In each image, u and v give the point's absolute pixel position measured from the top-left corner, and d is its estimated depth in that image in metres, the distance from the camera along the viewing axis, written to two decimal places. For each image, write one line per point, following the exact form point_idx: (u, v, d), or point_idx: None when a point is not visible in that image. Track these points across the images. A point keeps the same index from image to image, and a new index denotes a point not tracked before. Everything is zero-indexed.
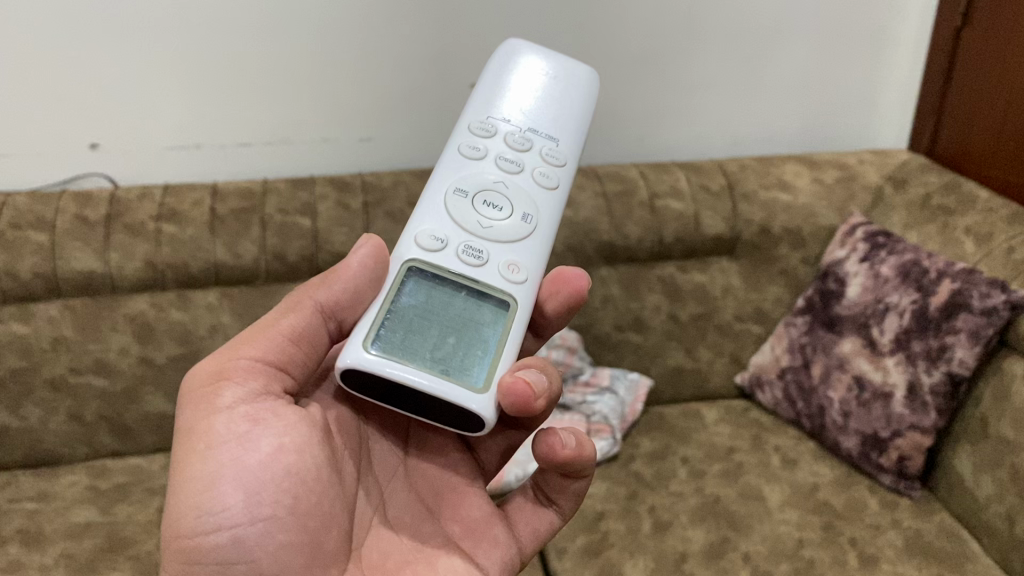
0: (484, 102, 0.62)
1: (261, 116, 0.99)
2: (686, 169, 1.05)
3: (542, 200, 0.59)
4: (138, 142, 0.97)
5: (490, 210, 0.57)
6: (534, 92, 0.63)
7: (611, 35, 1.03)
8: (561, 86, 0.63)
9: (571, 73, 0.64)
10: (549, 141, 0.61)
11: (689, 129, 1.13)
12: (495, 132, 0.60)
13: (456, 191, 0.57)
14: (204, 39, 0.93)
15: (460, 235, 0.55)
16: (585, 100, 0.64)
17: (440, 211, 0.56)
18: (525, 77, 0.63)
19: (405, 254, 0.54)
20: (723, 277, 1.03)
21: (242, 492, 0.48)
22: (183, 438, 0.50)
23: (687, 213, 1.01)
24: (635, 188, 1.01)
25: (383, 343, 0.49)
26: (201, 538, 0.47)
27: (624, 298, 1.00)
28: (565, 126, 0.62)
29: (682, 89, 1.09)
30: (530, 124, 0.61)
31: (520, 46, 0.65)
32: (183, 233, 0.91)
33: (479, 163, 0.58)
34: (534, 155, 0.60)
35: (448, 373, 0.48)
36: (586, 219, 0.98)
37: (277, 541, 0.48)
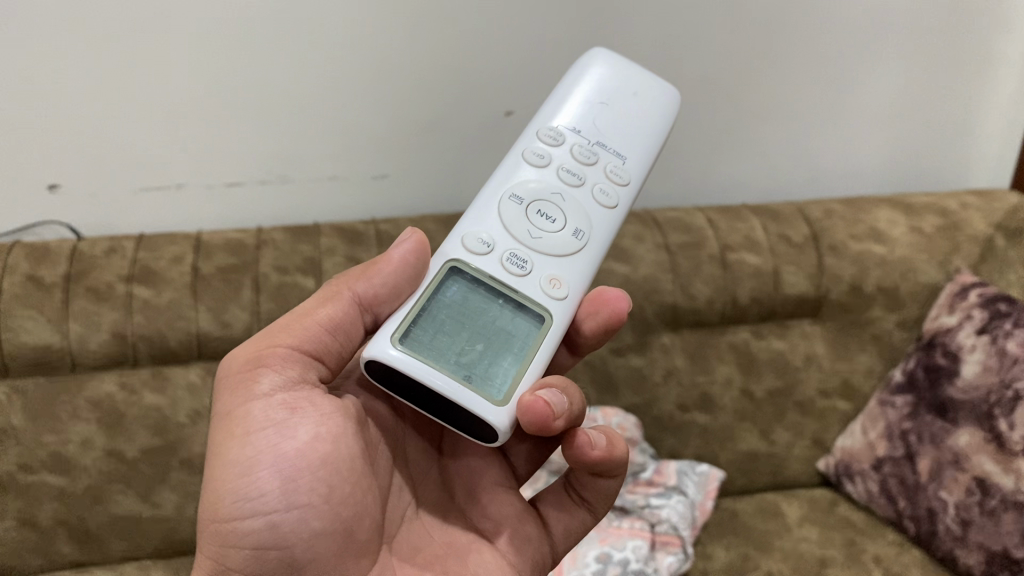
0: (554, 110, 0.54)
1: (255, 148, 0.82)
2: (762, 214, 0.88)
3: (599, 219, 0.50)
4: (104, 183, 0.80)
5: (542, 217, 0.49)
6: (610, 104, 0.54)
7: (671, 50, 0.87)
8: (635, 102, 0.55)
9: (649, 90, 0.56)
10: (618, 159, 0.53)
11: (760, 164, 0.96)
12: (562, 140, 0.52)
13: (510, 197, 0.49)
14: (186, 54, 0.76)
15: (504, 238, 0.47)
16: (661, 119, 0.55)
17: (487, 216, 0.48)
18: (600, 87, 0.55)
19: (448, 254, 0.46)
20: (805, 344, 0.86)
21: (279, 479, 0.42)
22: (217, 423, 0.44)
23: (765, 268, 0.84)
24: (702, 238, 0.84)
25: (410, 338, 0.43)
26: (236, 527, 0.41)
27: (688, 370, 0.83)
28: (635, 143, 0.54)
29: (753, 117, 0.93)
30: (600, 138, 0.53)
31: (599, 56, 0.57)
32: (159, 298, 0.75)
33: (543, 169, 0.51)
34: (599, 170, 0.52)
35: (472, 378, 0.42)
36: (646, 277, 0.82)
37: (312, 530, 0.42)
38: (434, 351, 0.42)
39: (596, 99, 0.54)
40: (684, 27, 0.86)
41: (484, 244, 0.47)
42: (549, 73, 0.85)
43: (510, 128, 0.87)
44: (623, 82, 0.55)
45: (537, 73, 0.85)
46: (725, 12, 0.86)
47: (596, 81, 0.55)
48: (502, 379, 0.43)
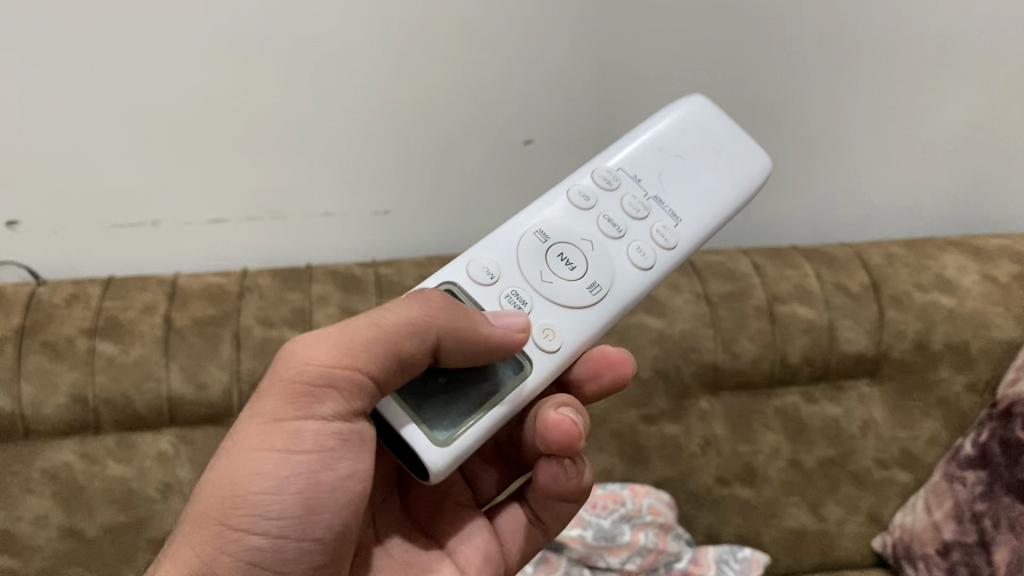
0: (623, 150, 0.49)
1: (240, 181, 0.73)
2: (816, 259, 0.78)
3: (620, 276, 0.45)
4: (70, 219, 0.71)
5: (558, 259, 0.44)
6: (683, 158, 0.49)
7: (713, 69, 0.76)
8: (710, 162, 0.49)
9: (732, 152, 0.50)
10: (672, 220, 0.47)
11: (813, 200, 0.85)
12: (617, 185, 0.48)
13: (537, 231, 0.45)
14: (161, 76, 0.67)
15: (513, 272, 0.44)
16: (735, 185, 0.49)
17: (507, 244, 0.45)
18: (679, 137, 0.50)
19: (449, 275, 0.43)
20: (862, 408, 0.76)
21: (303, 507, 0.37)
22: (246, 421, 0.38)
23: (818, 322, 0.74)
24: (748, 287, 0.74)
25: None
26: (235, 551, 0.37)
27: (730, 439, 0.73)
28: (697, 206, 0.48)
29: (803, 147, 0.82)
30: (658, 192, 0.48)
31: (693, 105, 0.51)
32: (126, 355, 0.65)
33: (583, 208, 0.47)
34: (644, 226, 0.46)
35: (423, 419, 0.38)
36: (683, 334, 0.72)
37: (311, 564, 0.38)
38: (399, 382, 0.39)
39: (671, 151, 0.49)
40: (728, 43, 0.75)
41: (489, 274, 0.43)
42: (573, 92, 0.75)
43: (532, 159, 0.78)
44: (705, 136, 0.50)
45: (561, 94, 0.75)
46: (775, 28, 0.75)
47: (676, 128, 0.50)
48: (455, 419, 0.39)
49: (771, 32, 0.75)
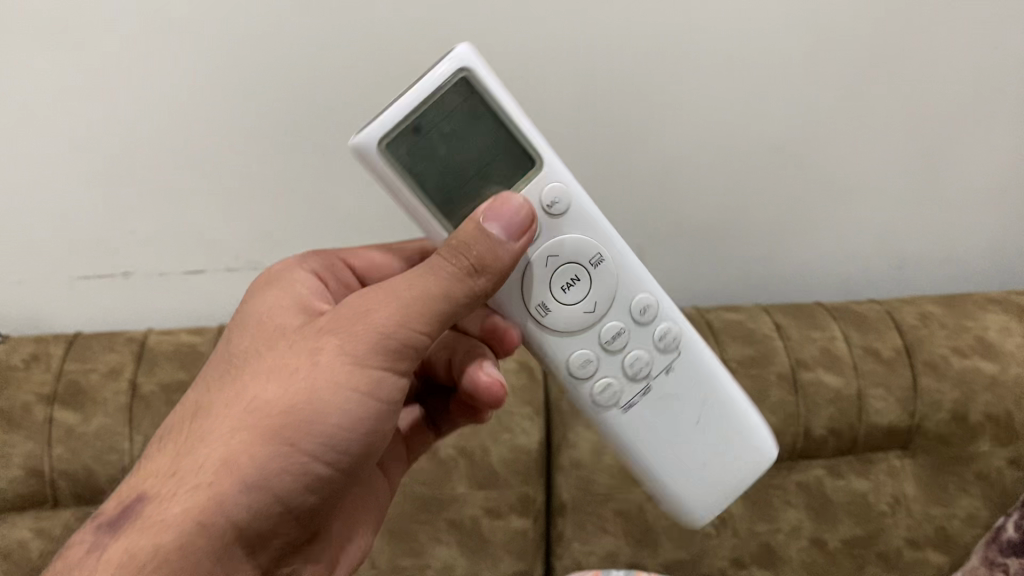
0: (703, 368, 0.42)
1: (217, 231, 0.67)
2: (844, 318, 0.71)
3: (564, 342, 0.41)
4: (37, 273, 0.67)
5: (571, 277, 0.40)
6: (696, 421, 0.42)
7: (736, 117, 0.68)
8: (701, 439, 0.42)
9: (719, 470, 0.42)
10: (622, 403, 0.41)
11: (843, 247, 0.78)
12: (661, 350, 0.42)
13: (599, 260, 0.40)
14: (122, 127, 0.62)
15: (556, 235, 0.39)
16: (681, 470, 0.42)
17: (586, 229, 0.40)
18: (722, 409, 0.42)
19: (542, 170, 0.39)
20: (892, 483, 0.69)
21: (350, 436, 0.37)
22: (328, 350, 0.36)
23: (846, 391, 0.68)
24: (770, 351, 0.68)
25: (471, 105, 0.37)
26: (292, 470, 0.36)
27: (746, 517, 0.67)
28: (644, 421, 0.41)
29: (834, 192, 0.74)
30: (655, 389, 0.42)
31: (751, 453, 0.42)
32: (86, 425, 0.60)
33: (630, 311, 0.41)
34: (614, 370, 0.41)
35: (387, 143, 0.36)
36: None
37: (334, 484, 0.38)
38: (437, 116, 0.36)
39: (699, 412, 0.42)
40: (754, 90, 0.67)
41: (551, 207, 0.39)
42: (581, 138, 0.68)
43: None
44: (723, 438, 0.42)
45: (564, 141, 0.68)
46: (806, 76, 0.67)
47: (726, 416, 0.42)
48: (403, 157, 0.36)
49: (801, 79, 0.67)
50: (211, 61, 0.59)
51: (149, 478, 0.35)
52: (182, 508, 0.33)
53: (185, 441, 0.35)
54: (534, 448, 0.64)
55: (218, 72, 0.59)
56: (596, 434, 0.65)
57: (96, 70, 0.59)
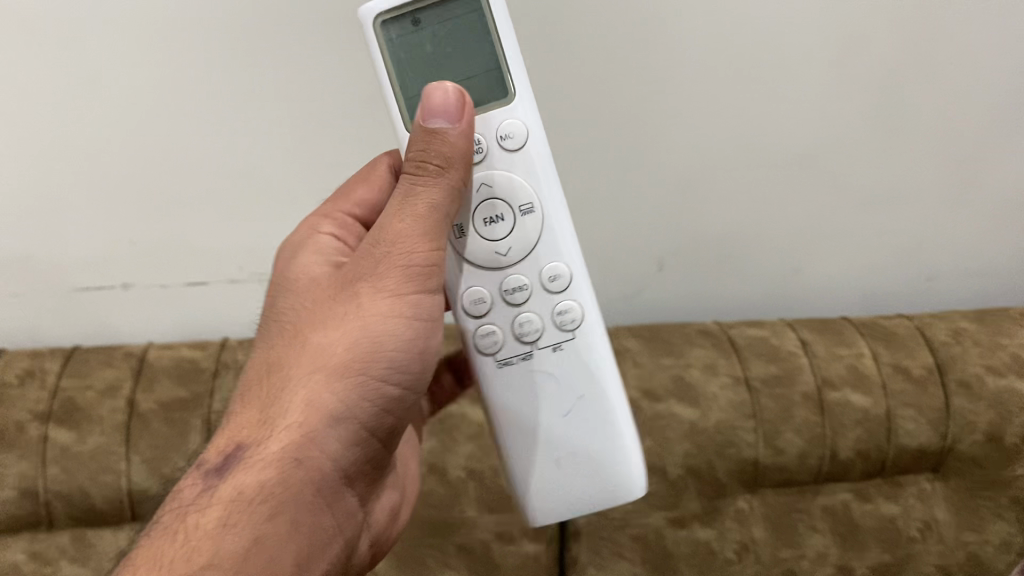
0: (592, 366, 0.41)
1: (217, 241, 0.65)
2: (873, 334, 0.68)
3: (468, 275, 0.42)
4: (36, 282, 0.65)
5: (495, 214, 0.40)
6: (563, 412, 0.40)
7: (753, 122, 0.67)
8: (557, 433, 0.40)
9: (563, 471, 0.40)
10: (499, 356, 0.41)
11: (869, 261, 0.75)
12: (558, 326, 0.41)
13: (526, 208, 0.41)
14: (121, 137, 0.60)
15: (496, 167, 0.40)
16: (527, 451, 0.40)
17: (527, 170, 0.40)
18: (592, 415, 0.40)
19: (509, 105, 0.40)
20: (922, 507, 0.65)
21: (405, 358, 0.38)
22: (380, 282, 0.36)
23: (874, 412, 0.64)
24: (796, 369, 0.65)
25: (476, 22, 0.39)
26: (370, 398, 0.37)
27: (770, 542, 0.63)
28: (514, 380, 0.41)
29: (861, 202, 0.72)
30: (536, 359, 0.41)
31: (607, 471, 0.40)
32: (81, 444, 0.58)
33: (540, 276, 0.41)
34: (506, 321, 0.41)
35: (385, 24, 0.39)
36: (720, 426, 0.62)
37: (402, 407, 0.39)
38: (438, 17, 0.39)
39: (568, 403, 0.40)
40: (771, 94, 0.65)
41: (500, 139, 0.40)
42: (590, 138, 0.67)
43: None
44: (584, 440, 0.40)
45: (577, 144, 0.67)
46: (825, 82, 0.65)
47: (596, 419, 0.40)
48: (396, 42, 0.40)
49: (820, 85, 0.65)
50: (210, 71, 0.56)
51: (239, 427, 0.35)
52: (274, 450, 0.34)
53: (265, 391, 0.35)
54: None
55: (217, 82, 0.57)
56: None
57: (93, 79, 0.57)
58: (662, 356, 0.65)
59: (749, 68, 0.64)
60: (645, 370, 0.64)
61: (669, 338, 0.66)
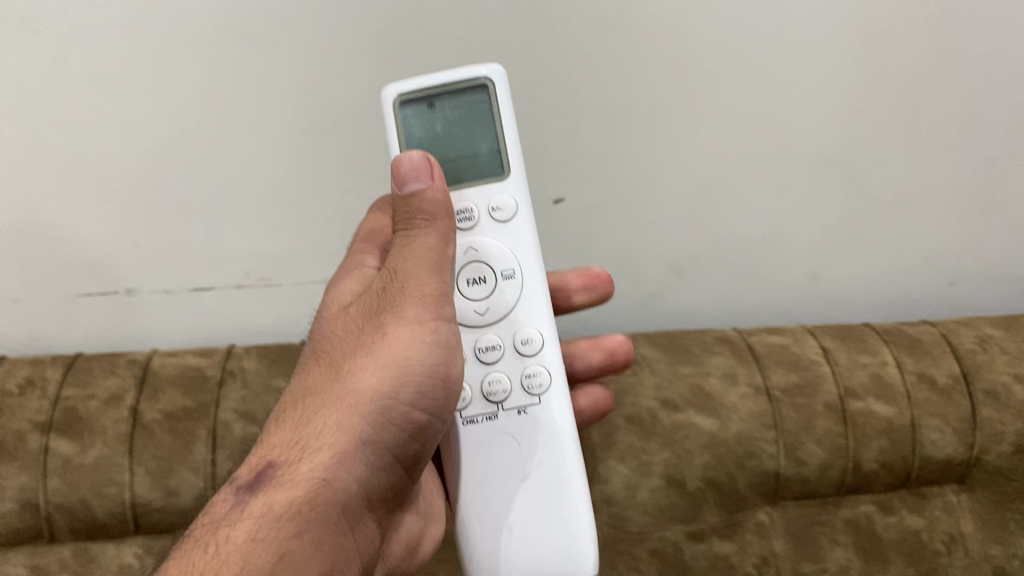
0: (553, 437, 0.42)
1: (225, 244, 0.63)
2: (896, 342, 0.66)
3: None
4: (40, 286, 0.63)
5: (476, 275, 0.43)
6: (523, 478, 0.41)
7: (765, 118, 0.66)
8: (517, 498, 0.41)
9: (517, 538, 0.40)
10: (465, 413, 0.42)
11: (892, 266, 0.73)
12: (525, 390, 0.43)
13: (506, 274, 0.44)
14: (134, 128, 0.60)
15: (483, 233, 0.44)
16: (484, 514, 0.41)
17: (511, 241, 0.44)
18: (549, 484, 0.41)
19: (504, 181, 0.44)
20: (948, 519, 0.63)
21: (433, 386, 0.37)
22: (405, 307, 0.37)
23: (899, 422, 0.63)
24: (817, 378, 0.63)
25: (484, 107, 0.44)
26: (397, 423, 0.36)
27: (791, 557, 0.62)
28: (476, 443, 0.42)
29: (881, 205, 0.70)
30: (500, 420, 0.42)
31: (562, 545, 0.40)
32: (83, 455, 0.56)
33: (512, 342, 0.44)
34: (476, 379, 0.43)
35: (403, 105, 0.44)
36: (740, 437, 0.60)
37: (432, 436, 0.39)
38: (451, 103, 0.44)
39: (528, 471, 0.41)
40: (780, 86, 0.65)
41: (493, 209, 0.44)
42: (605, 139, 0.66)
43: (564, 220, 0.69)
44: (538, 511, 0.41)
45: (592, 145, 0.66)
46: (832, 74, 0.65)
47: (553, 490, 0.41)
48: (411, 121, 0.44)
49: (828, 76, 0.65)
50: (230, 55, 0.58)
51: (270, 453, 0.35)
52: (304, 471, 0.34)
53: (296, 417, 0.35)
54: None
55: (232, 67, 0.58)
56: (631, 469, 0.60)
57: (111, 66, 0.58)
58: (679, 365, 0.63)
59: (757, 58, 0.64)
60: (662, 379, 0.62)
61: (687, 347, 0.64)
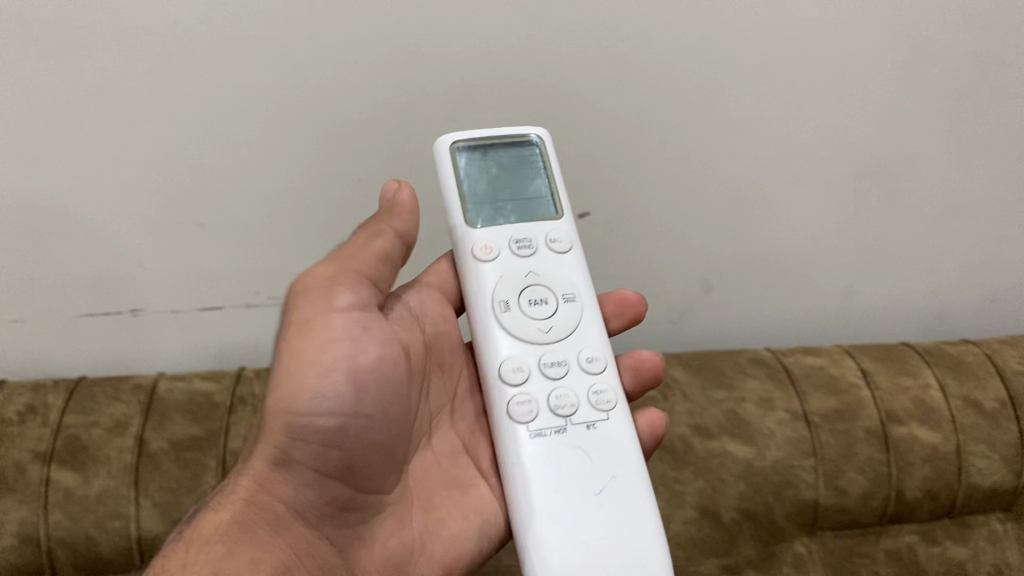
0: (625, 455, 0.38)
1: (239, 262, 0.61)
2: (938, 362, 0.63)
3: (508, 342, 0.40)
4: (42, 306, 0.60)
5: (539, 296, 0.42)
6: (598, 493, 0.36)
7: (804, 128, 0.63)
8: (591, 514, 0.35)
9: (594, 560, 0.34)
10: (532, 426, 0.38)
11: (926, 282, 0.71)
12: (593, 405, 0.39)
13: (567, 297, 0.42)
14: (141, 142, 0.57)
15: (542, 262, 0.43)
16: (553, 535, 0.34)
17: (570, 271, 0.44)
18: (628, 500, 0.36)
19: (558, 221, 0.45)
20: (993, 549, 0.60)
21: (352, 390, 0.38)
22: (293, 338, 0.38)
23: (944, 449, 0.59)
24: (858, 402, 0.60)
25: (533, 160, 0.47)
26: (306, 438, 0.37)
27: None
28: (546, 458, 0.37)
29: (920, 219, 0.68)
30: (569, 434, 0.38)
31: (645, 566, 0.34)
32: (87, 487, 0.53)
33: (577, 360, 0.41)
34: (543, 391, 0.39)
35: (459, 152, 0.45)
36: (779, 466, 0.57)
37: (370, 440, 0.39)
38: (502, 155, 0.46)
39: (602, 486, 0.36)
40: (821, 94, 0.62)
41: (551, 241, 0.44)
42: (638, 151, 0.63)
43: (590, 234, 0.66)
44: (617, 528, 0.35)
45: (624, 156, 0.63)
46: (873, 83, 0.62)
47: (631, 508, 0.36)
48: (467, 165, 0.45)
49: (871, 86, 0.62)
50: (254, 66, 0.55)
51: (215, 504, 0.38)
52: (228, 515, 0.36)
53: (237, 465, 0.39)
54: None
55: (247, 80, 0.55)
56: (663, 500, 0.56)
57: (128, 77, 0.54)
58: (713, 388, 0.60)
59: (799, 67, 0.61)
60: (696, 405, 0.59)
61: (721, 369, 0.61)
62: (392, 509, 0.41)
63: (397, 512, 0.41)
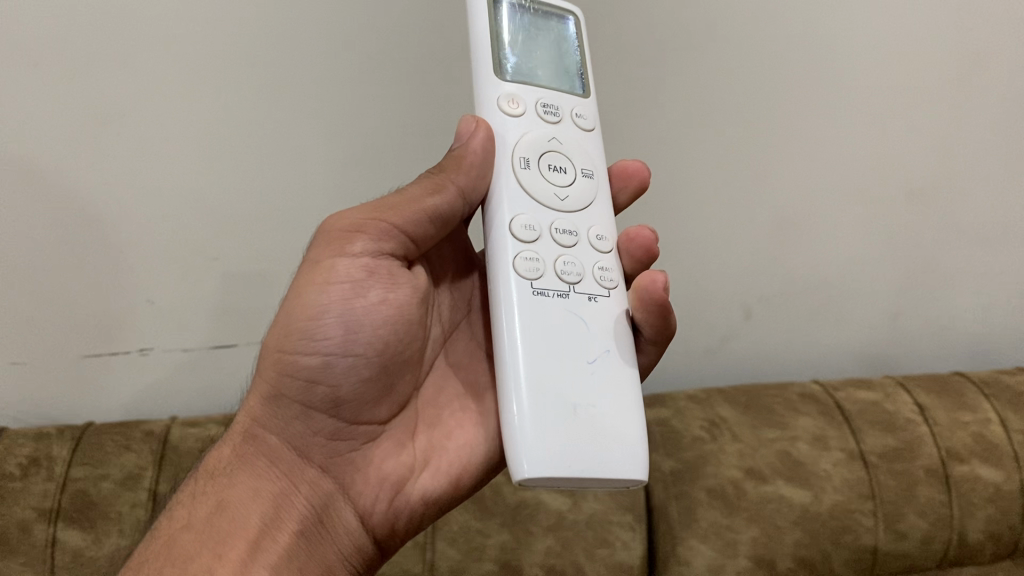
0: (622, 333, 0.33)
1: (258, 299, 0.57)
2: (999, 396, 0.60)
3: (520, 199, 0.33)
4: (52, 347, 0.55)
5: (560, 165, 0.35)
6: (592, 362, 0.31)
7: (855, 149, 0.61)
8: (585, 385, 0.30)
9: (582, 427, 0.29)
10: (537, 284, 0.32)
11: (985, 314, 0.67)
12: (597, 280, 0.34)
13: (583, 171, 0.36)
14: (164, 166, 0.54)
15: (567, 133, 0.36)
16: (540, 394, 0.29)
17: (592, 146, 0.37)
18: (619, 378, 0.32)
19: (587, 100, 0.38)
20: None
21: (342, 329, 0.34)
22: (301, 277, 0.35)
23: (1007, 488, 0.56)
24: (917, 439, 0.56)
25: (569, 41, 0.39)
26: (296, 377, 0.34)
27: None
28: (549, 318, 0.31)
29: (978, 247, 0.64)
30: (571, 301, 0.32)
31: (624, 442, 0.30)
32: (98, 547, 0.49)
33: (587, 234, 0.35)
34: (553, 256, 0.33)
35: (497, 3, 0.36)
36: (836, 509, 0.54)
37: (362, 379, 0.34)
38: (537, 19, 0.38)
39: (595, 358, 0.31)
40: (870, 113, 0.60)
41: (578, 117, 0.37)
42: (681, 172, 0.60)
43: None
44: (605, 402, 0.30)
45: (667, 178, 0.60)
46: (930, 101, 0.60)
47: (619, 384, 0.31)
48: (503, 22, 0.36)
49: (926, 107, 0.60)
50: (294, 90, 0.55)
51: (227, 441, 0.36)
52: (224, 453, 0.34)
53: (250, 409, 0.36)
54: (635, 565, 0.53)
55: (275, 93, 0.55)
56: (715, 550, 0.53)
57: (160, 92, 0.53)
58: (764, 428, 0.56)
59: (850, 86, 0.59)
60: (746, 446, 0.55)
61: (769, 406, 0.58)
62: (393, 434, 0.36)
63: (396, 435, 0.36)
